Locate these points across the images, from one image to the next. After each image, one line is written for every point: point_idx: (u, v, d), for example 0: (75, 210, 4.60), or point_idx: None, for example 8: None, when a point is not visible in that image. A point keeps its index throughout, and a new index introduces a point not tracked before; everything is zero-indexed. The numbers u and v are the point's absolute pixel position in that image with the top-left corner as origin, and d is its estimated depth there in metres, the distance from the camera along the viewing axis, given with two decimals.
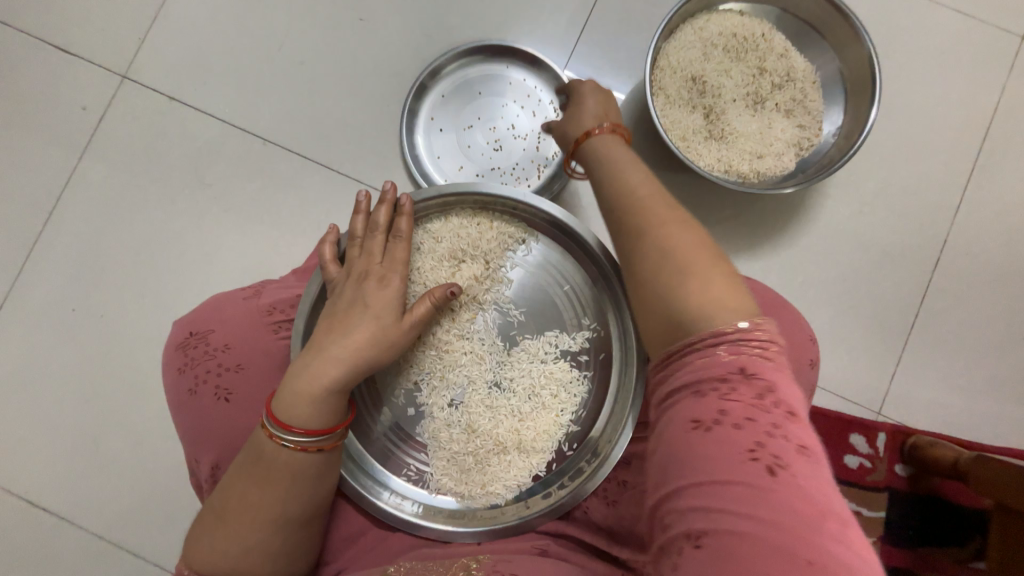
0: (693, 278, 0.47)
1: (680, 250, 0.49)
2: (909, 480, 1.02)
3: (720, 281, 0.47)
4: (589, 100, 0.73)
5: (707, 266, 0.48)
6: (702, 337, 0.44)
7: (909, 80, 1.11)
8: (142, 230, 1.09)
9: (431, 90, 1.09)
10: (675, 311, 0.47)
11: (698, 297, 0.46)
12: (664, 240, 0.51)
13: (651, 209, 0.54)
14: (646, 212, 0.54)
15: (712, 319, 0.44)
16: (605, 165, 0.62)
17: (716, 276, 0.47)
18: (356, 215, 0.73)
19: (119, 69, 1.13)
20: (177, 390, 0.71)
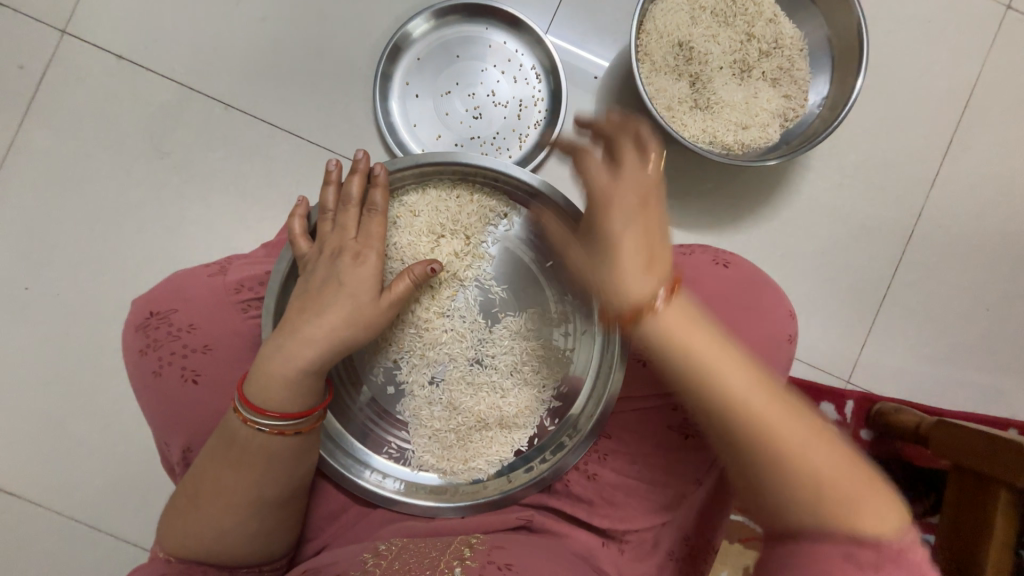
0: (771, 432, 0.51)
1: (752, 403, 0.52)
2: (872, 444, 1.07)
3: (789, 420, 0.52)
4: (628, 251, 0.61)
5: (772, 408, 0.52)
6: (804, 500, 0.48)
7: (894, 50, 1.10)
8: (97, 202, 1.02)
9: (405, 52, 1.03)
10: (762, 468, 0.51)
11: (778, 443, 0.51)
12: (734, 399, 0.53)
13: (711, 357, 0.55)
14: (710, 366, 0.54)
15: (805, 474, 0.49)
16: (660, 348, 0.58)
17: (780, 414, 0.52)
18: (326, 186, 0.69)
19: (58, 23, 1.02)
20: (140, 372, 0.68)
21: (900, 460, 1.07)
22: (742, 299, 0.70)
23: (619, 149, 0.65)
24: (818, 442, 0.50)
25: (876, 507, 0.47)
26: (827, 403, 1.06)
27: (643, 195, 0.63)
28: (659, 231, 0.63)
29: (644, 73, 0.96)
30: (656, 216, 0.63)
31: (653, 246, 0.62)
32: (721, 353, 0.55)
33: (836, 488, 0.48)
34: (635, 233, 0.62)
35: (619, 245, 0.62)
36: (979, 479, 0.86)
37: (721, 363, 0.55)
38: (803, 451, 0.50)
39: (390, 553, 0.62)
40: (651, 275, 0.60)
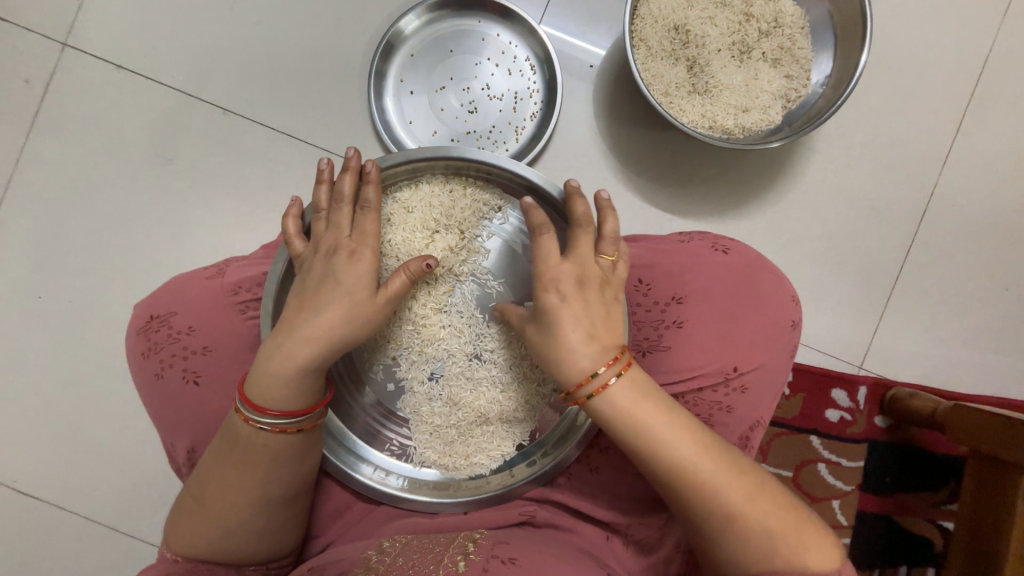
0: (716, 494, 0.54)
1: (697, 467, 0.55)
2: (887, 431, 1.04)
3: (729, 477, 0.55)
4: (569, 323, 0.59)
5: (714, 468, 0.55)
6: (749, 550, 0.53)
7: (902, 23, 1.06)
8: (103, 210, 1.04)
9: (399, 49, 1.02)
10: (711, 525, 0.55)
11: (722, 501, 0.54)
12: (680, 465, 0.55)
13: (656, 428, 0.56)
14: (657, 435, 0.56)
15: (750, 526, 0.53)
16: (613, 424, 0.58)
17: (722, 471, 0.55)
18: (319, 185, 0.70)
19: (59, 35, 1.04)
20: (143, 375, 0.69)
21: (916, 447, 1.04)
22: (742, 287, 0.68)
23: (576, 222, 0.64)
24: (757, 494, 0.54)
25: (809, 542, 0.52)
26: (840, 390, 1.03)
27: (590, 275, 0.62)
28: (604, 308, 0.61)
29: (640, 60, 0.94)
30: (602, 300, 0.61)
31: (596, 325, 0.60)
32: (663, 420, 0.56)
33: (778, 536, 0.52)
34: (576, 308, 0.60)
35: (558, 318, 0.60)
36: (997, 464, 0.83)
37: (665, 428, 0.56)
38: (744, 507, 0.54)
39: (394, 550, 0.62)
40: (593, 347, 0.59)
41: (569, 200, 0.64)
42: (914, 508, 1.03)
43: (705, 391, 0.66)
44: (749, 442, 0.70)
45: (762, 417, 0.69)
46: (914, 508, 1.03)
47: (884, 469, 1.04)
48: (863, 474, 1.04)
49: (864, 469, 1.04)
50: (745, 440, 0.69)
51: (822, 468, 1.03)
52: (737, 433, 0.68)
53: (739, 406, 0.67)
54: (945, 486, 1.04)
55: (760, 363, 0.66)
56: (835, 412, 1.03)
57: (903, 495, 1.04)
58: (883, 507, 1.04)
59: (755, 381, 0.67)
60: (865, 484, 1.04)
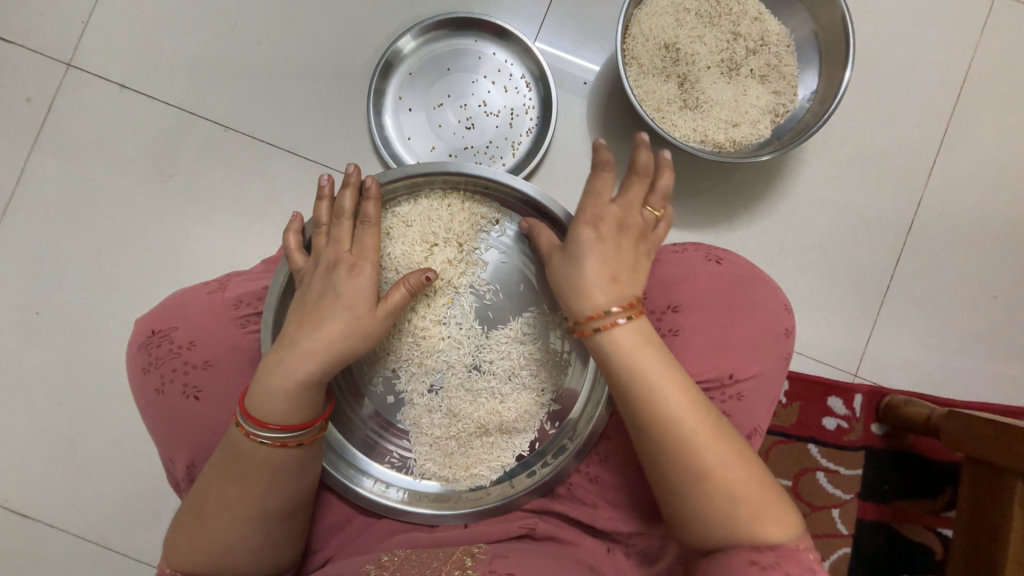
0: (693, 452, 0.55)
1: (680, 422, 0.56)
2: (884, 438, 1.05)
3: (710, 438, 0.56)
4: (594, 258, 0.62)
5: (702, 430, 0.56)
6: (712, 509, 0.54)
7: (884, 41, 1.10)
8: (105, 226, 1.04)
9: (397, 68, 1.05)
10: (682, 480, 0.55)
11: (698, 458, 0.55)
12: (664, 414, 0.56)
13: (648, 376, 0.57)
14: (649, 382, 0.57)
15: (717, 489, 0.54)
16: (609, 362, 0.59)
17: (704, 430, 0.56)
18: (320, 200, 0.71)
19: (64, 56, 1.06)
20: (143, 391, 0.69)
21: (914, 454, 1.05)
22: (736, 296, 0.70)
23: (635, 170, 0.66)
24: (732, 462, 0.55)
25: (775, 516, 0.53)
26: (836, 398, 1.04)
27: (631, 222, 0.65)
28: (633, 257, 0.64)
29: (632, 76, 0.97)
30: (634, 248, 0.64)
31: (622, 268, 0.62)
32: (658, 368, 0.58)
33: (748, 503, 0.53)
34: (610, 247, 0.63)
35: (585, 253, 0.62)
36: (993, 470, 0.84)
37: (658, 378, 0.57)
38: (717, 467, 0.55)
39: (393, 564, 0.62)
40: (613, 289, 0.61)
41: (636, 148, 0.65)
42: (913, 515, 1.04)
43: None
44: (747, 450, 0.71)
45: (759, 425, 0.70)
46: (913, 515, 1.04)
47: (884, 477, 1.04)
48: (862, 481, 1.04)
49: (863, 477, 1.04)
50: None
51: (821, 476, 1.03)
52: None
53: (735, 413, 0.68)
54: (944, 493, 1.04)
55: (755, 371, 0.67)
56: (832, 420, 1.04)
57: (903, 503, 1.04)
58: (884, 515, 1.04)
59: (751, 390, 0.68)
60: (865, 492, 1.04)
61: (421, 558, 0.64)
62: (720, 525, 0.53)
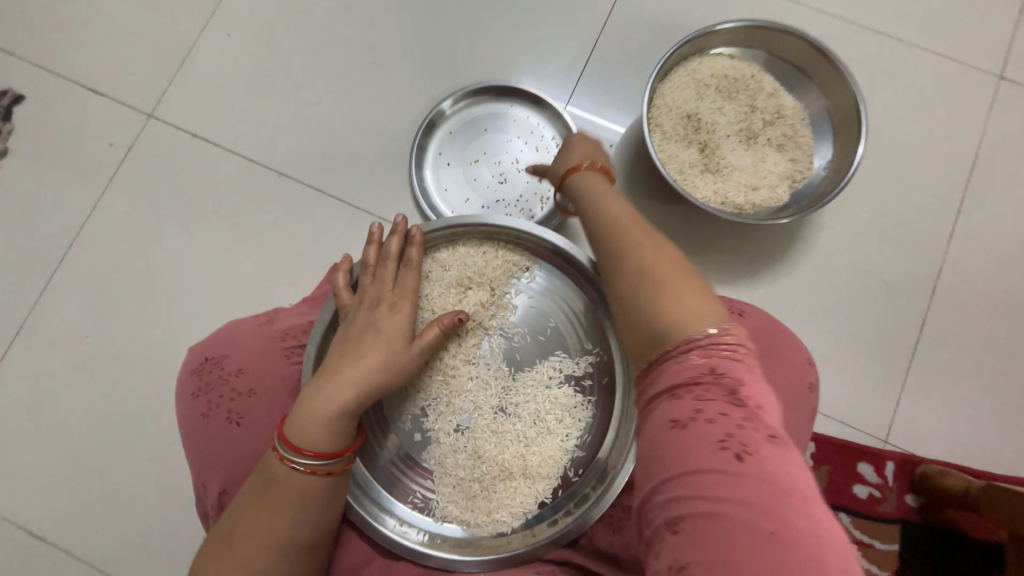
0: (650, 271, 0.55)
1: (637, 252, 0.57)
2: (922, 511, 1.00)
3: (672, 266, 0.55)
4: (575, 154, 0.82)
5: (659, 264, 0.55)
6: (669, 322, 0.50)
7: (895, 116, 1.16)
8: (160, 258, 1.13)
9: (439, 127, 1.15)
10: (638, 293, 0.54)
11: (655, 276, 0.54)
12: (621, 243, 0.60)
13: (610, 214, 0.65)
14: (605, 213, 0.65)
15: (660, 298, 0.52)
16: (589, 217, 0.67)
17: (662, 255, 0.56)
18: (369, 245, 0.77)
19: (147, 108, 1.19)
20: (189, 415, 0.73)
21: (956, 531, 0.99)
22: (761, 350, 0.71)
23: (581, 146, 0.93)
24: (689, 294, 0.52)
25: (709, 315, 0.50)
26: (866, 465, 1.01)
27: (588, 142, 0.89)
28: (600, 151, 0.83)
29: (656, 141, 1.04)
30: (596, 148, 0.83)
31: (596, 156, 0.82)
32: (620, 204, 0.67)
33: (690, 313, 0.50)
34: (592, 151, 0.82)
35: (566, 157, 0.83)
36: None
37: (628, 230, 0.61)
38: (677, 285, 0.52)
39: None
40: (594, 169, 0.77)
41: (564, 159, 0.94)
42: None
43: None
44: None
45: None
46: None
47: (924, 554, 0.98)
48: (901, 558, 0.98)
49: (901, 553, 0.98)
50: None
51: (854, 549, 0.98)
52: None
53: None
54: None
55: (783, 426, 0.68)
56: (864, 488, 1.00)
57: None
58: None
59: None
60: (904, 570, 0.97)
61: None
62: (663, 326, 0.50)
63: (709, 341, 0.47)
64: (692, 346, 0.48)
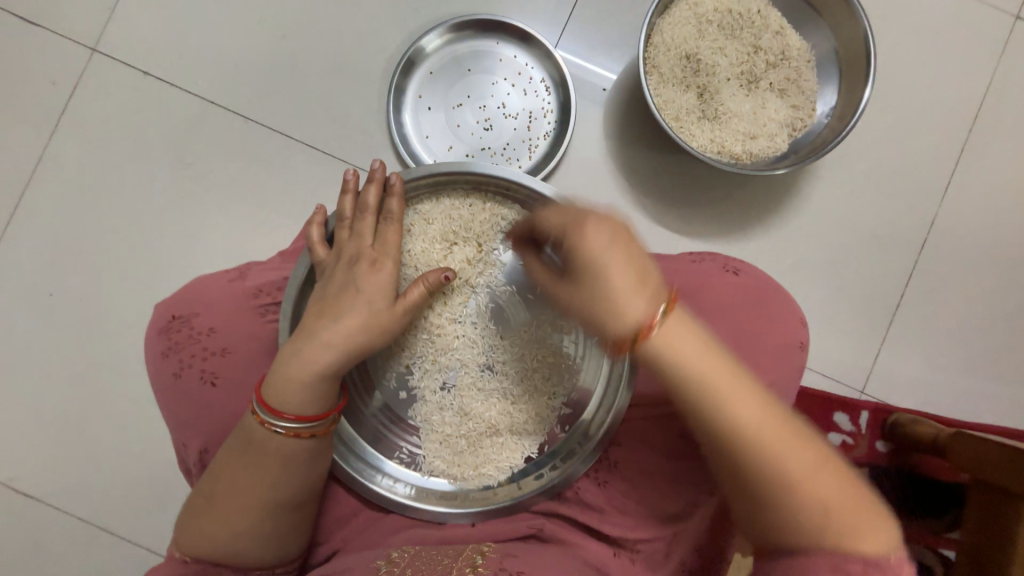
0: (725, 403, 0.51)
1: (759, 431, 0.50)
2: (888, 456, 1.05)
3: (740, 390, 0.52)
4: (617, 261, 0.53)
5: (779, 433, 0.50)
6: (767, 466, 0.50)
7: (903, 59, 1.10)
8: (121, 210, 1.05)
9: (419, 66, 1.06)
10: (722, 438, 0.52)
11: (730, 414, 0.51)
12: (743, 441, 0.51)
13: (703, 374, 0.52)
14: (704, 383, 0.52)
15: (801, 498, 0.49)
16: (668, 366, 0.53)
17: (724, 372, 0.52)
18: (344, 194, 0.71)
19: (90, 41, 1.07)
20: (161, 374, 0.70)
21: (919, 473, 1.04)
22: (753, 307, 0.70)
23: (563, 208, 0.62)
24: (824, 468, 0.50)
25: (864, 525, 0.48)
26: (841, 414, 1.05)
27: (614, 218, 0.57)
28: (642, 259, 0.54)
29: (652, 84, 0.97)
30: (633, 236, 0.55)
31: (644, 269, 0.54)
32: (681, 323, 0.53)
33: (836, 514, 0.48)
34: (635, 249, 0.54)
35: (600, 252, 0.54)
36: (1003, 494, 0.81)
37: (729, 393, 0.51)
38: (754, 414, 0.51)
39: (403, 561, 0.62)
40: (648, 291, 0.53)
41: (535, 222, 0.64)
42: (915, 534, 1.03)
43: None
44: None
45: None
46: (915, 534, 1.03)
47: (887, 495, 1.04)
48: None
49: None
50: None
51: None
52: None
53: None
54: (949, 514, 1.03)
55: (768, 382, 0.68)
56: (837, 436, 1.04)
57: (906, 522, 1.03)
58: None
59: None
60: None
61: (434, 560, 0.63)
62: (808, 527, 0.49)
63: (864, 549, 0.47)
64: (811, 504, 0.49)
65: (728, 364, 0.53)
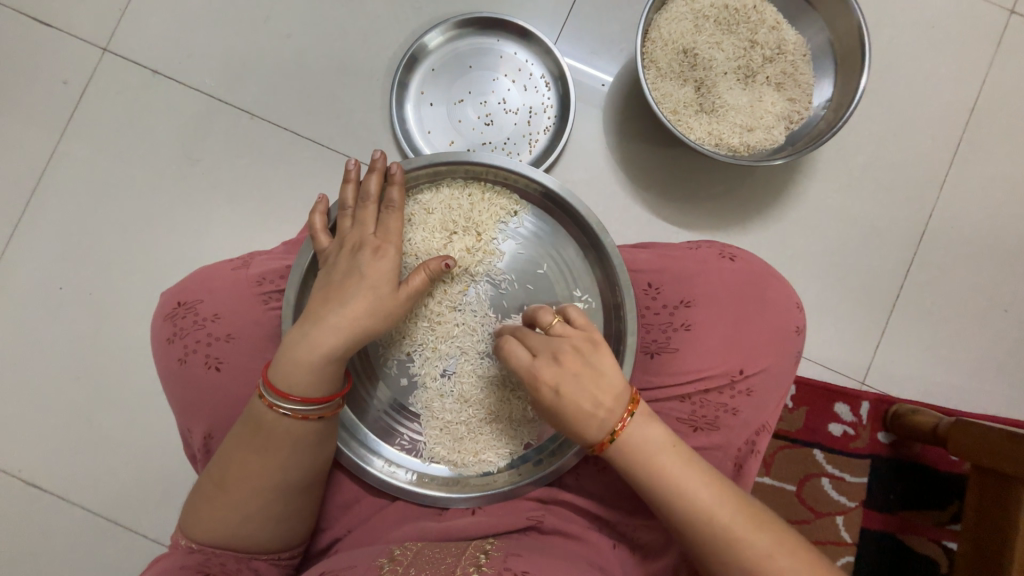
0: (680, 489, 0.57)
1: (714, 516, 0.55)
2: (890, 447, 1.05)
3: (695, 481, 0.57)
4: (573, 393, 0.59)
5: (730, 514, 0.55)
6: (726, 553, 0.55)
7: (899, 54, 1.11)
8: (130, 207, 1.07)
9: (421, 63, 1.08)
10: (684, 523, 0.56)
11: (682, 496, 0.56)
12: (702, 521, 0.56)
13: (660, 468, 0.57)
14: (660, 475, 0.57)
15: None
16: (628, 467, 0.59)
17: (679, 464, 0.58)
18: (346, 183, 0.73)
19: (101, 42, 1.10)
20: (166, 361, 0.71)
21: (920, 464, 1.05)
22: (749, 291, 0.70)
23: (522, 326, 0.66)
24: (778, 547, 0.54)
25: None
26: (842, 404, 1.05)
27: (563, 347, 0.61)
28: (595, 373, 0.59)
29: (650, 79, 0.99)
30: (582, 361, 0.60)
31: (597, 399, 0.59)
32: (639, 423, 0.59)
33: None
34: (585, 378, 0.59)
35: (557, 387, 0.60)
36: (998, 478, 0.84)
37: (682, 480, 0.57)
38: (708, 505, 0.56)
39: (405, 559, 0.62)
40: (601, 417, 0.58)
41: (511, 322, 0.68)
42: (917, 526, 1.03)
43: (710, 393, 0.68)
44: (755, 447, 0.71)
45: (767, 422, 0.71)
46: (918, 526, 1.03)
47: (889, 487, 1.04)
48: (867, 490, 1.04)
49: (867, 485, 1.04)
50: (751, 445, 0.70)
51: (826, 482, 1.03)
52: (743, 438, 0.70)
53: (744, 408, 0.68)
54: (951, 505, 1.03)
55: (764, 366, 0.68)
56: (838, 426, 1.04)
57: (909, 514, 1.04)
58: (889, 526, 1.03)
59: (759, 385, 0.69)
60: (869, 501, 1.04)
61: (436, 553, 0.63)
62: None
63: None
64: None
65: (682, 457, 0.58)
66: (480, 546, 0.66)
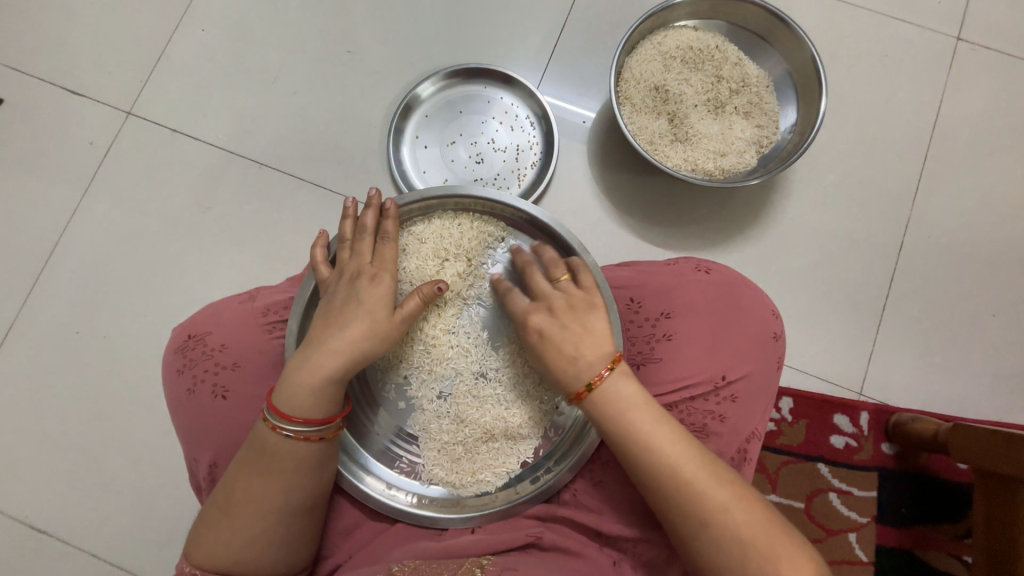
0: (653, 446, 0.61)
1: (683, 473, 0.59)
2: (896, 458, 1.04)
3: (669, 439, 0.61)
4: (559, 338, 0.68)
5: (698, 474, 0.59)
6: (688, 509, 0.59)
7: (858, 81, 1.20)
8: (146, 253, 1.14)
9: (415, 110, 1.17)
10: (657, 480, 0.60)
11: (654, 453, 0.61)
12: (672, 476, 0.60)
13: (637, 423, 0.62)
14: (633, 430, 0.62)
15: (724, 533, 0.57)
16: (605, 421, 0.64)
17: (651, 421, 0.62)
18: (345, 219, 0.79)
19: (125, 106, 1.21)
20: (175, 391, 0.75)
21: (930, 475, 1.03)
22: (726, 300, 0.73)
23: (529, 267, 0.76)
24: (738, 507, 0.58)
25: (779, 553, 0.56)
26: (842, 416, 1.05)
27: (559, 300, 0.71)
28: (581, 328, 0.68)
29: (626, 114, 1.07)
30: (575, 316, 0.69)
31: (580, 345, 0.67)
32: (620, 375, 0.64)
33: (753, 542, 0.57)
34: (573, 330, 0.68)
35: (544, 333, 0.69)
36: (1001, 482, 0.82)
37: (655, 438, 0.61)
38: (686, 472, 0.60)
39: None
40: (586, 360, 0.66)
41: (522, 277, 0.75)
42: (936, 542, 1.00)
43: (696, 400, 0.70)
44: (748, 455, 0.72)
45: (757, 428, 0.72)
46: (936, 541, 1.00)
47: (901, 501, 1.02)
48: (878, 505, 1.02)
49: (878, 499, 1.02)
50: (744, 452, 0.72)
51: (834, 497, 1.02)
52: (734, 446, 0.71)
53: (731, 415, 0.70)
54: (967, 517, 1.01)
55: (746, 372, 0.71)
56: (840, 439, 1.04)
57: (924, 529, 1.01)
58: (906, 543, 1.00)
59: (744, 391, 0.71)
60: (882, 517, 1.01)
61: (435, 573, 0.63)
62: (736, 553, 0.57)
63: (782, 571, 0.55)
64: (733, 535, 0.57)
65: (659, 417, 0.62)
66: (476, 562, 0.66)
